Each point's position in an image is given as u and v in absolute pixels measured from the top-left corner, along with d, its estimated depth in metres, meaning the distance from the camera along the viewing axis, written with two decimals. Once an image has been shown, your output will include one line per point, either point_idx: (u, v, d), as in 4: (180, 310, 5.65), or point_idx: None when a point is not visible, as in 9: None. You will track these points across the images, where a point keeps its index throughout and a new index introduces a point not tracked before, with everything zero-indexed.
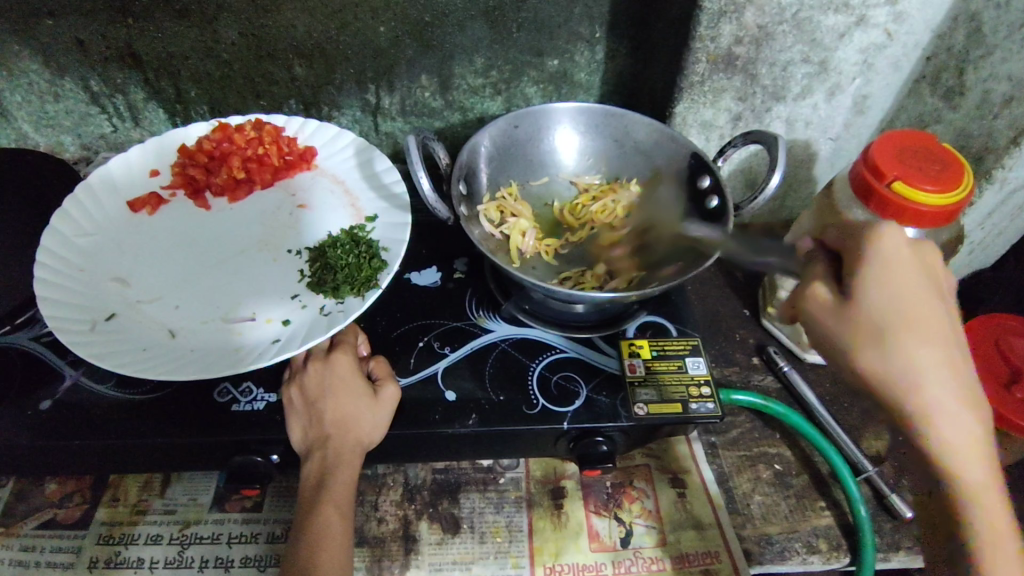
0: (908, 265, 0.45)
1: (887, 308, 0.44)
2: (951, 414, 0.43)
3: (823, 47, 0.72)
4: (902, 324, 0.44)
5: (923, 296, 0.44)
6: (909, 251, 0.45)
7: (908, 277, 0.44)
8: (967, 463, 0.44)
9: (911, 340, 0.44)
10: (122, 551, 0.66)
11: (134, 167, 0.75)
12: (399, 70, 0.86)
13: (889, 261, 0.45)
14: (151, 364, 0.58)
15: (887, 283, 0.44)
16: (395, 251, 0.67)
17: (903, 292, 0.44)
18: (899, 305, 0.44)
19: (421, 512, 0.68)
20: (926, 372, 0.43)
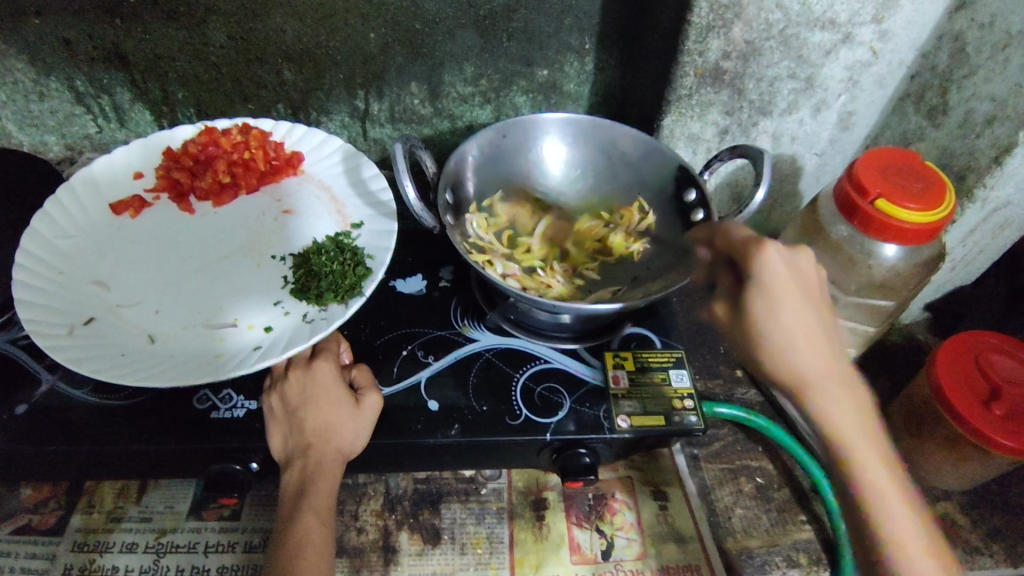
0: (788, 276, 0.46)
1: (763, 317, 0.46)
2: (853, 431, 0.46)
3: (809, 63, 0.72)
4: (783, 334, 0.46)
5: (802, 303, 0.46)
6: (788, 263, 0.46)
7: (786, 292, 0.46)
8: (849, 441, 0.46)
9: (795, 347, 0.46)
10: (97, 559, 0.65)
11: (118, 170, 0.75)
12: (388, 76, 0.86)
13: (765, 284, 0.46)
14: (129, 370, 0.57)
15: (766, 301, 0.46)
16: (380, 259, 0.66)
17: (780, 307, 0.45)
18: (778, 316, 0.46)
19: (401, 522, 0.68)
20: (813, 377, 0.46)
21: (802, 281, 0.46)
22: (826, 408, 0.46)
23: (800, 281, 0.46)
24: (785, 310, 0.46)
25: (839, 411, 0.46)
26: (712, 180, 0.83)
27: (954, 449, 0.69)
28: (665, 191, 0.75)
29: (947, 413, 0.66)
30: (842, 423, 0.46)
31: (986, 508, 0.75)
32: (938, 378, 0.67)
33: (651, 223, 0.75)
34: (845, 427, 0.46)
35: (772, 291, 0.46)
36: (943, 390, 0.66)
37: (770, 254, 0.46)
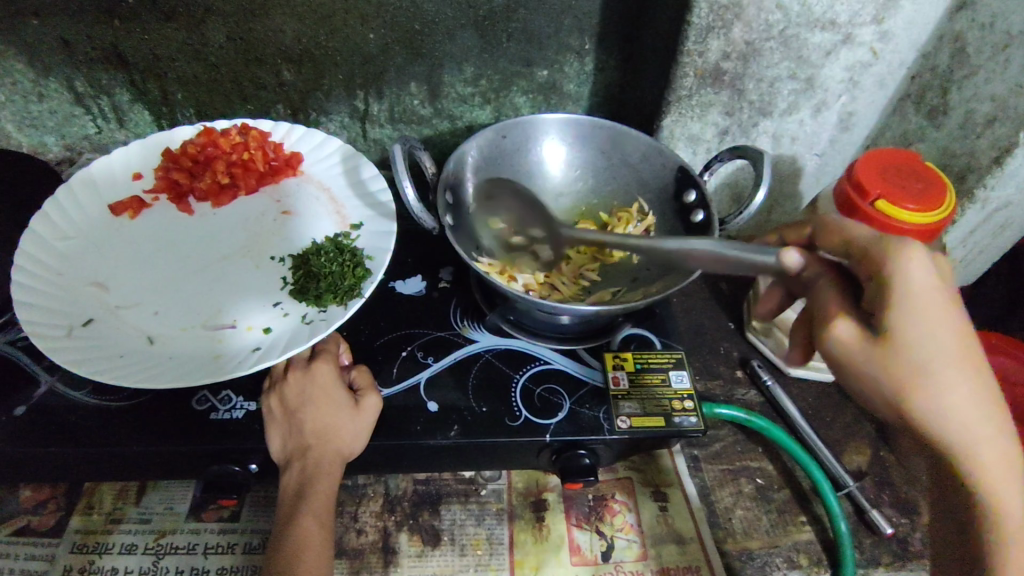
0: (938, 292, 0.39)
1: (916, 344, 0.39)
2: (1003, 480, 0.40)
3: (809, 64, 0.72)
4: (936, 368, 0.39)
5: (957, 329, 0.39)
6: (935, 276, 0.39)
7: (934, 301, 0.39)
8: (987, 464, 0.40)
9: (949, 385, 0.39)
10: (96, 561, 0.65)
11: (117, 170, 0.75)
12: (388, 77, 0.86)
13: (914, 302, 0.39)
14: (128, 371, 0.57)
15: (918, 325, 0.39)
16: (380, 260, 0.66)
17: (933, 331, 0.38)
18: (931, 343, 0.38)
19: (401, 523, 0.68)
20: (971, 422, 0.39)
21: (954, 300, 0.39)
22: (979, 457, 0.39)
23: (953, 299, 0.39)
24: (937, 336, 0.39)
25: (994, 460, 0.39)
26: (712, 180, 0.83)
27: None
28: (665, 192, 0.75)
29: None
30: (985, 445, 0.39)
31: None
32: None
33: (651, 224, 0.75)
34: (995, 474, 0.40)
35: (918, 302, 0.39)
36: None
37: (912, 262, 0.39)
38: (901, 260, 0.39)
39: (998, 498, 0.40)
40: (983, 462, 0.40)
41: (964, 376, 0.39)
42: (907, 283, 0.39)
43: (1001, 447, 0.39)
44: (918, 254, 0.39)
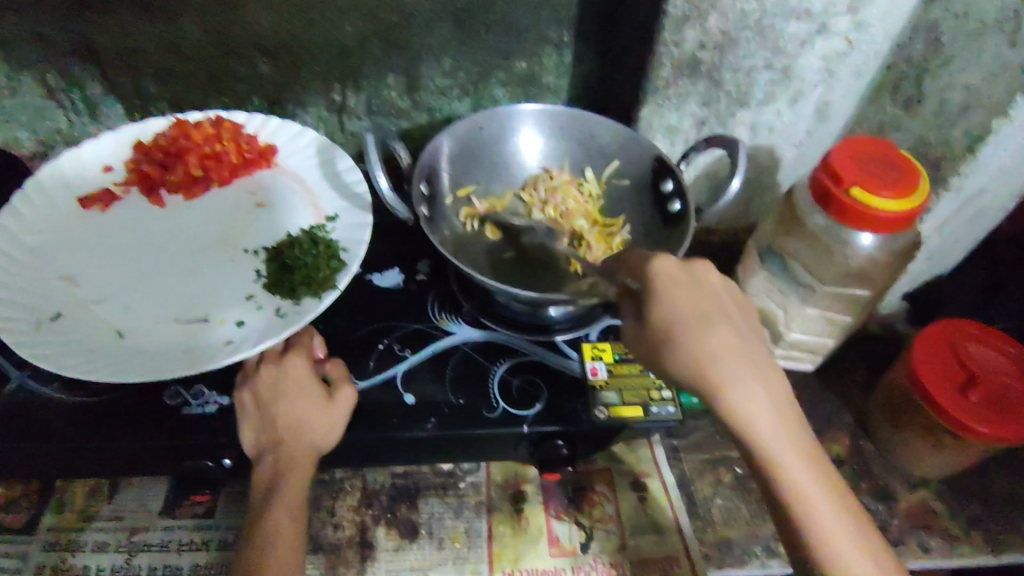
0: (678, 279, 0.50)
1: (673, 323, 0.48)
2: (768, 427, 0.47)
3: (785, 54, 0.72)
4: (683, 334, 0.48)
5: (703, 305, 0.49)
6: (680, 270, 0.50)
7: (681, 293, 0.49)
8: (759, 419, 0.47)
9: (703, 345, 0.47)
10: (68, 558, 0.64)
11: (87, 163, 0.73)
12: (365, 69, 0.85)
13: (659, 292, 0.49)
14: (96, 365, 0.56)
15: (667, 308, 0.48)
16: (355, 252, 0.65)
17: (681, 309, 0.48)
18: (678, 316, 0.48)
19: (379, 518, 0.67)
20: (729, 379, 0.47)
21: (692, 285, 0.50)
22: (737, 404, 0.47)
23: (694, 287, 0.50)
24: (681, 311, 0.49)
25: (757, 417, 0.47)
26: (690, 171, 0.83)
27: (931, 436, 0.70)
28: (643, 182, 0.75)
29: (925, 403, 0.66)
30: (752, 405, 0.47)
31: (965, 495, 0.75)
32: (915, 368, 0.67)
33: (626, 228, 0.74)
34: (761, 421, 0.47)
35: (669, 292, 0.49)
36: (920, 380, 0.66)
37: (661, 263, 0.51)
38: (656, 264, 0.51)
39: (774, 454, 0.47)
40: (737, 406, 0.47)
41: (703, 338, 0.47)
42: (657, 275, 0.50)
43: (756, 389, 0.47)
44: (664, 257, 0.51)
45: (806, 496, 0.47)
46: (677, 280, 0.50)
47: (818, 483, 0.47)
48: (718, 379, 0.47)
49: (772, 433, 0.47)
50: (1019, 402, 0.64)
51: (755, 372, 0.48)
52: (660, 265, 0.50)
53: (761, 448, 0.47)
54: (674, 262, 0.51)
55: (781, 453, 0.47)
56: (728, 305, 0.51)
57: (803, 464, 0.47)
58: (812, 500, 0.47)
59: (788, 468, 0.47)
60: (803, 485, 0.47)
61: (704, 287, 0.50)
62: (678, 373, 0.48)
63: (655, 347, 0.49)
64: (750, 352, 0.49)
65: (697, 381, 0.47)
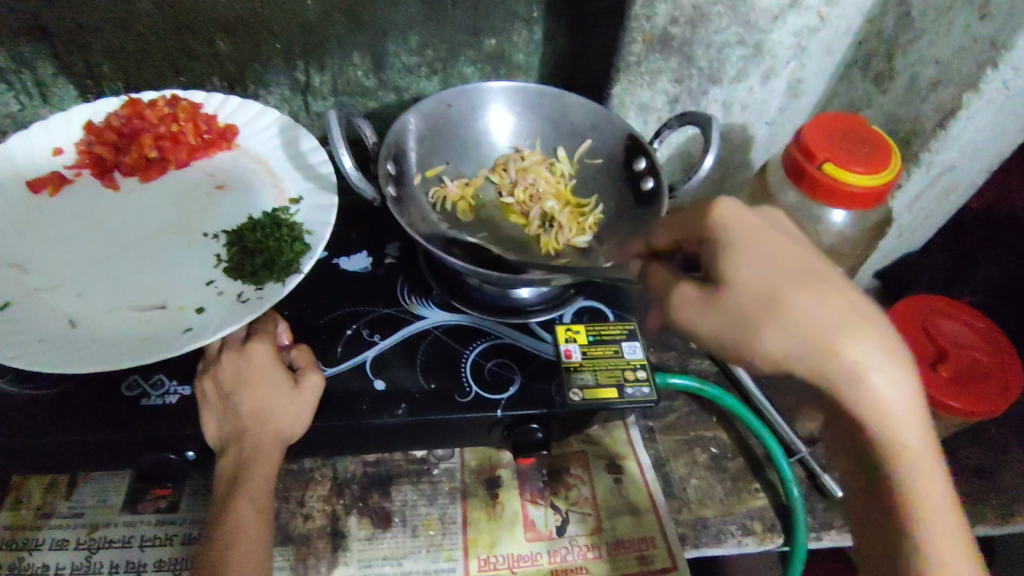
0: (756, 232, 0.44)
1: (771, 282, 0.42)
2: (896, 410, 0.41)
3: (757, 29, 0.71)
4: (783, 295, 0.42)
5: (790, 261, 0.43)
6: (749, 219, 0.45)
7: (769, 246, 0.43)
8: (893, 401, 0.41)
9: (814, 306, 0.41)
10: (25, 558, 0.61)
11: (34, 144, 0.70)
12: (329, 46, 0.82)
13: (743, 245, 0.43)
14: (46, 356, 0.53)
15: (761, 263, 0.43)
16: (320, 234, 0.63)
17: (776, 263, 0.43)
18: (767, 271, 0.42)
19: (350, 507, 0.65)
20: (849, 351, 0.41)
21: (776, 237, 0.44)
22: (869, 381, 0.41)
23: (776, 239, 0.44)
24: (768, 267, 0.43)
25: (882, 398, 0.41)
26: (662, 150, 0.82)
27: None
28: (616, 160, 0.73)
29: None
30: (880, 385, 0.41)
31: None
32: None
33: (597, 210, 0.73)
34: (887, 403, 0.41)
35: (756, 246, 0.43)
36: None
37: (729, 213, 0.45)
38: (724, 215, 0.45)
39: (900, 441, 0.42)
40: (866, 386, 0.41)
41: (818, 300, 0.41)
42: (729, 225, 0.45)
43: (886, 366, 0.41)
44: (730, 206, 0.45)
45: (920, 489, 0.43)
46: (761, 233, 0.44)
47: (937, 475, 0.43)
48: (844, 353, 0.41)
49: (901, 420, 0.42)
50: (990, 374, 0.65)
51: (884, 347, 0.41)
52: (730, 213, 0.45)
53: (887, 435, 0.42)
54: (744, 209, 0.46)
55: (910, 442, 0.42)
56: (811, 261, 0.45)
57: (928, 455, 0.42)
58: (929, 494, 0.42)
59: (913, 459, 0.42)
60: (920, 475, 0.42)
61: (787, 240, 0.45)
62: (791, 342, 0.41)
63: (748, 310, 0.42)
64: (870, 315, 0.42)
65: (812, 352, 0.41)
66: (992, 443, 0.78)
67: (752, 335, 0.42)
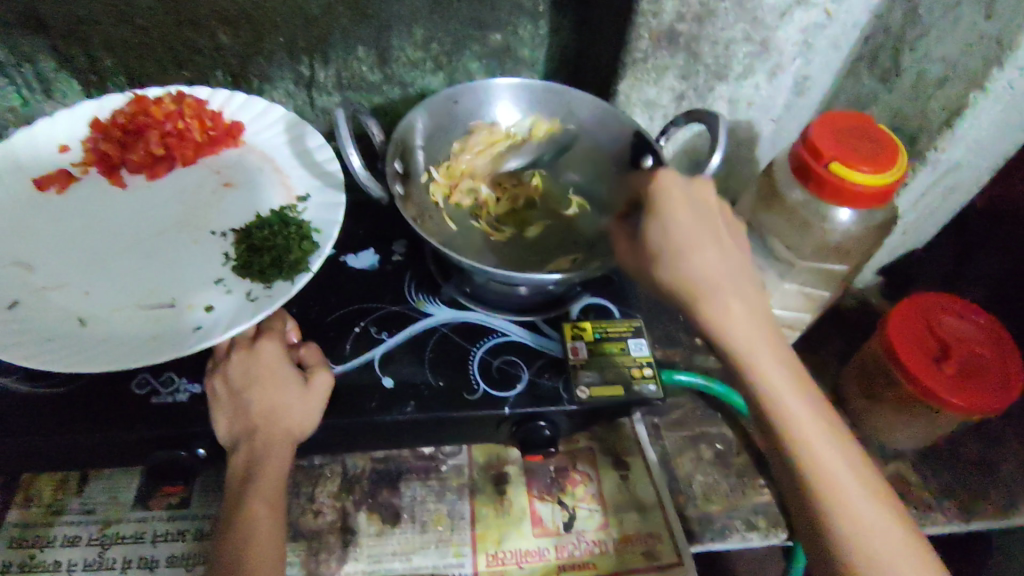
0: (678, 199, 0.53)
1: (676, 238, 0.52)
2: (758, 345, 0.49)
3: (764, 26, 0.71)
4: (682, 248, 0.51)
5: (699, 224, 0.52)
6: (683, 188, 0.54)
7: (677, 208, 0.53)
8: (747, 339, 0.49)
9: (697, 259, 0.51)
10: (37, 554, 0.62)
11: (40, 142, 0.70)
12: (334, 40, 0.82)
13: (667, 206, 0.53)
14: (58, 355, 0.54)
15: (671, 220, 0.53)
16: (328, 233, 0.63)
17: (677, 222, 0.52)
18: (668, 234, 0.52)
19: (359, 503, 0.66)
20: (722, 297, 0.50)
21: (689, 204, 0.53)
22: (723, 312, 0.50)
23: (691, 205, 0.53)
24: (682, 228, 0.52)
25: (739, 329, 0.50)
26: (668, 146, 0.82)
27: (906, 408, 0.71)
28: (622, 157, 0.73)
29: (901, 376, 0.67)
30: (736, 320, 0.50)
31: (937, 464, 0.76)
32: (890, 341, 0.68)
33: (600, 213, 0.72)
34: (750, 343, 0.49)
35: (666, 210, 0.53)
36: (896, 353, 0.67)
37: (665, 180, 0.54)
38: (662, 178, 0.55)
39: (757, 371, 0.49)
40: (719, 318, 0.50)
41: (704, 249, 0.51)
42: (662, 192, 0.54)
43: (739, 302, 0.50)
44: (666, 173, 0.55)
45: (789, 418, 0.48)
46: (678, 199, 0.53)
47: (810, 412, 0.49)
48: (708, 291, 0.50)
49: (761, 353, 0.49)
50: (993, 373, 0.65)
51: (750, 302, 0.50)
52: (664, 180, 0.54)
53: (747, 362, 0.49)
54: (679, 178, 0.54)
55: (769, 373, 0.49)
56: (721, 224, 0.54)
57: (789, 388, 0.49)
58: (801, 424, 0.48)
59: (774, 387, 0.49)
60: (786, 400, 0.48)
61: (700, 206, 0.54)
62: (673, 282, 0.52)
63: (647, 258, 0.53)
64: (733, 268, 0.51)
65: (687, 291, 0.51)
66: (994, 438, 0.79)
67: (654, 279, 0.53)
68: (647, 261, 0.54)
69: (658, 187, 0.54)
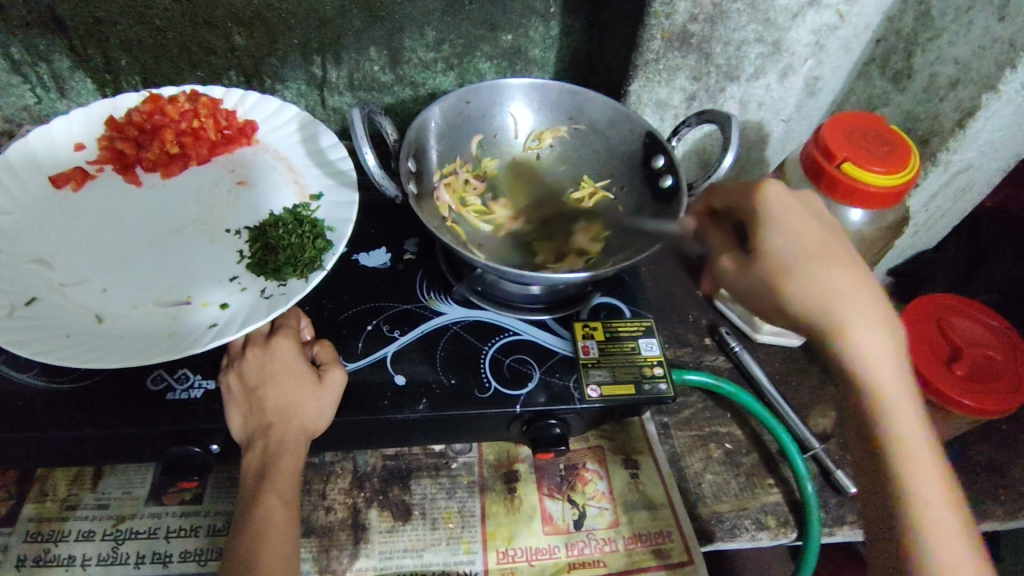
0: (794, 208, 0.48)
1: (803, 254, 0.46)
2: (890, 379, 0.45)
3: (776, 27, 0.71)
4: (802, 269, 0.46)
5: (824, 243, 0.47)
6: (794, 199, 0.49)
7: (794, 219, 0.48)
8: (882, 367, 0.45)
9: (829, 278, 0.46)
10: (52, 549, 0.62)
11: (56, 140, 0.70)
12: (346, 41, 0.82)
13: (777, 215, 0.48)
14: (76, 350, 0.54)
15: (792, 233, 0.47)
16: (342, 231, 0.64)
17: (803, 236, 0.47)
18: (794, 246, 0.47)
19: (370, 500, 0.67)
20: (858, 322, 0.45)
21: (812, 217, 0.48)
22: (857, 337, 0.45)
23: (810, 221, 0.48)
24: (803, 238, 0.47)
25: (875, 357, 0.45)
26: (679, 147, 0.83)
27: None
28: (633, 157, 0.74)
29: (908, 375, 0.67)
30: (871, 346, 0.45)
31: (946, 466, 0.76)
32: (901, 340, 0.68)
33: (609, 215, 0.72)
34: (881, 372, 0.45)
35: (779, 217, 0.48)
36: (905, 353, 0.67)
37: (773, 188, 0.49)
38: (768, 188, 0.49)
39: (887, 401, 0.46)
40: (859, 342, 0.45)
41: (838, 268, 0.46)
42: (773, 200, 0.48)
43: (878, 331, 0.45)
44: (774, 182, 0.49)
45: (907, 452, 0.46)
46: (791, 208, 0.48)
47: (928, 454, 0.46)
48: (840, 312, 0.45)
49: (893, 384, 0.45)
50: (1002, 373, 0.65)
51: (887, 331, 0.46)
52: (774, 188, 0.49)
53: (871, 388, 0.46)
54: (784, 187, 0.49)
55: (898, 403, 0.46)
56: (838, 238, 0.49)
57: (915, 421, 0.46)
58: (919, 458, 0.45)
59: (901, 416, 0.46)
60: (906, 432, 0.46)
61: (822, 222, 0.49)
62: (801, 304, 0.46)
63: (767, 270, 0.47)
64: (868, 293, 0.46)
65: (819, 316, 0.45)
66: (1003, 440, 0.79)
67: (782, 300, 0.46)
68: (757, 275, 0.48)
69: (767, 196, 0.49)
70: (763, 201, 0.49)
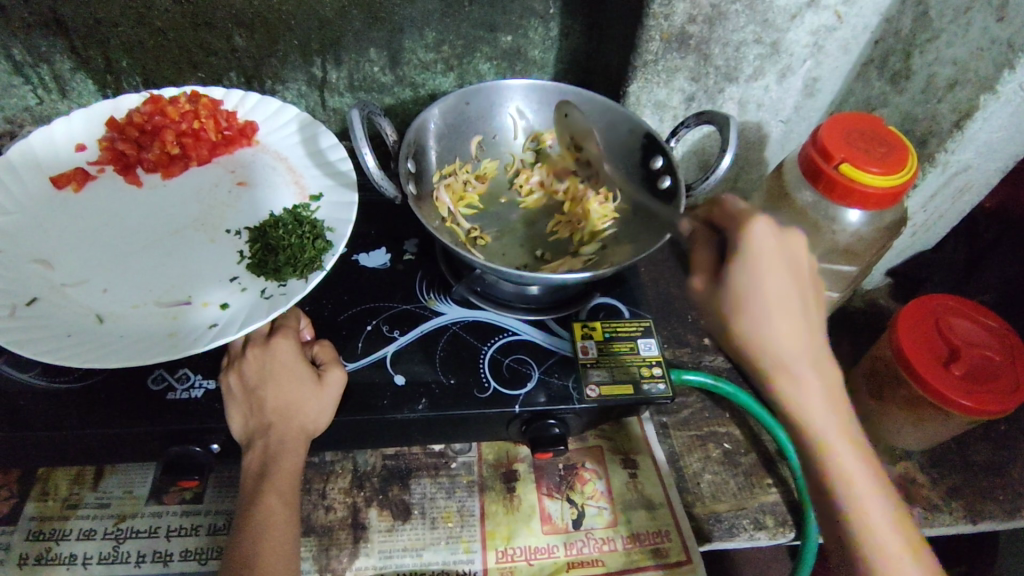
0: (771, 252, 0.47)
1: (756, 302, 0.47)
2: (831, 425, 0.47)
3: (775, 28, 0.71)
4: (753, 320, 0.47)
5: (785, 292, 0.47)
6: (775, 240, 0.48)
7: (765, 263, 0.47)
8: (823, 417, 0.47)
9: (777, 329, 0.47)
10: (53, 548, 0.63)
11: (58, 140, 0.70)
12: (346, 42, 0.83)
13: (748, 258, 0.47)
14: (77, 350, 0.54)
15: (755, 281, 0.47)
16: (341, 232, 0.64)
17: (766, 284, 0.47)
18: (752, 295, 0.47)
19: (370, 499, 0.67)
20: (800, 374, 0.47)
21: (786, 263, 0.47)
22: (799, 388, 0.47)
23: (780, 267, 0.47)
24: (768, 285, 0.47)
25: (818, 406, 0.47)
26: (678, 147, 0.83)
27: (914, 410, 0.71)
28: (632, 158, 0.74)
29: (906, 375, 0.67)
30: (811, 394, 0.47)
31: (944, 466, 0.77)
32: (899, 340, 0.68)
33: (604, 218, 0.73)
34: (822, 419, 0.47)
35: (750, 262, 0.47)
36: (903, 353, 0.67)
37: (754, 229, 0.48)
38: (748, 229, 0.48)
39: (830, 446, 0.47)
40: (798, 391, 0.47)
41: (792, 321, 0.47)
42: (748, 242, 0.47)
43: (817, 377, 0.47)
44: (759, 221, 0.48)
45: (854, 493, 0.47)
46: (767, 252, 0.47)
47: (874, 494, 0.47)
48: (781, 364, 0.47)
49: (834, 431, 0.47)
50: (1001, 374, 0.65)
51: (828, 382, 0.47)
52: (755, 229, 0.47)
53: (814, 432, 0.47)
54: (767, 226, 0.48)
55: (839, 447, 0.47)
56: (806, 284, 0.49)
57: (861, 466, 0.47)
58: (866, 501, 0.47)
59: (844, 460, 0.47)
60: (852, 475, 0.47)
61: (795, 268, 0.48)
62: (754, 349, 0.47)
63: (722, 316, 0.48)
64: (815, 344, 0.48)
65: (764, 364, 0.47)
66: (1002, 440, 0.79)
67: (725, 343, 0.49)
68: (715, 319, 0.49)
69: (743, 235, 0.48)
70: (740, 241, 0.48)
